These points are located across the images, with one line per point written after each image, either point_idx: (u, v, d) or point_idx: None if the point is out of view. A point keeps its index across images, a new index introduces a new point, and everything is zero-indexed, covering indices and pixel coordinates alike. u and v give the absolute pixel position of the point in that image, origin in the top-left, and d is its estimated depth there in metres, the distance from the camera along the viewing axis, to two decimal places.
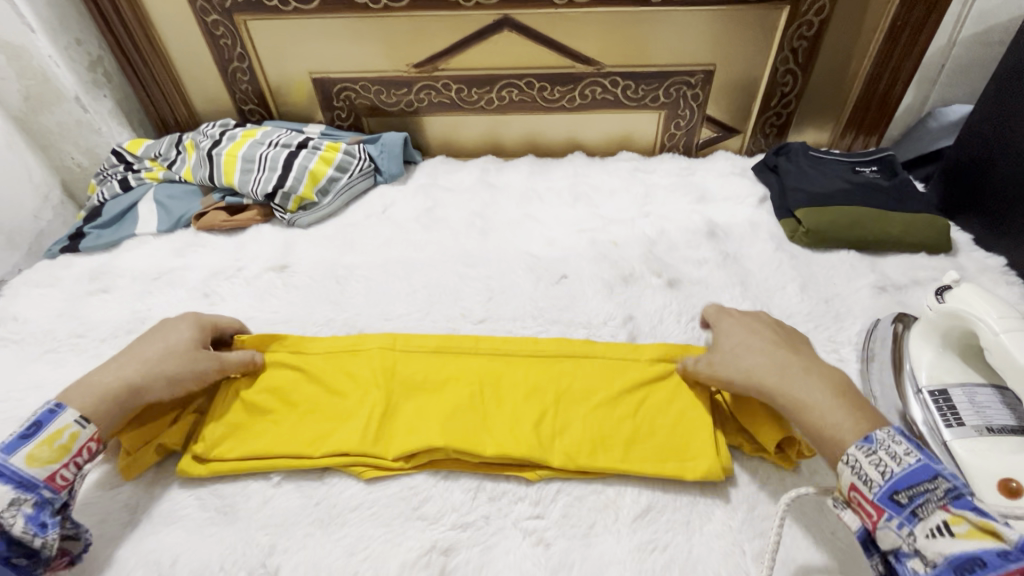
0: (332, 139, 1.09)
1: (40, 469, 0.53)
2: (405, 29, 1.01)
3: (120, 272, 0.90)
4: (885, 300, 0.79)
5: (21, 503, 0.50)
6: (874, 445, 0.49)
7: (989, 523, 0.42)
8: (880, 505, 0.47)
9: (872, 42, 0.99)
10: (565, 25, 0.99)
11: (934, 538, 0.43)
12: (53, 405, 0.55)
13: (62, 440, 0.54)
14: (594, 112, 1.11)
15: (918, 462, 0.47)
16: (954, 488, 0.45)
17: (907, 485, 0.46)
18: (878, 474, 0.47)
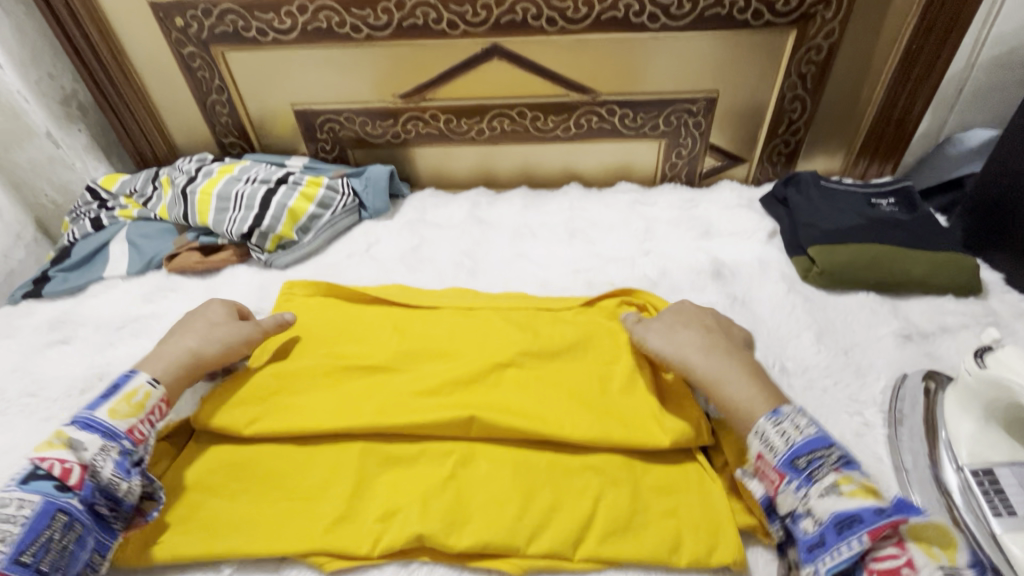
0: (315, 173, 1.03)
1: (121, 421, 0.57)
2: (391, 59, 0.96)
3: (84, 321, 0.84)
4: (911, 351, 0.72)
5: (108, 450, 0.55)
6: (781, 417, 0.54)
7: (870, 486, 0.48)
8: (782, 471, 0.52)
9: (886, 66, 0.93)
10: (558, 52, 0.94)
11: (825, 497, 0.49)
12: (131, 372, 0.61)
13: (137, 398, 0.59)
14: (591, 142, 1.05)
15: (815, 433, 0.52)
16: (845, 456, 0.51)
17: (806, 452, 0.51)
18: (783, 443, 0.52)
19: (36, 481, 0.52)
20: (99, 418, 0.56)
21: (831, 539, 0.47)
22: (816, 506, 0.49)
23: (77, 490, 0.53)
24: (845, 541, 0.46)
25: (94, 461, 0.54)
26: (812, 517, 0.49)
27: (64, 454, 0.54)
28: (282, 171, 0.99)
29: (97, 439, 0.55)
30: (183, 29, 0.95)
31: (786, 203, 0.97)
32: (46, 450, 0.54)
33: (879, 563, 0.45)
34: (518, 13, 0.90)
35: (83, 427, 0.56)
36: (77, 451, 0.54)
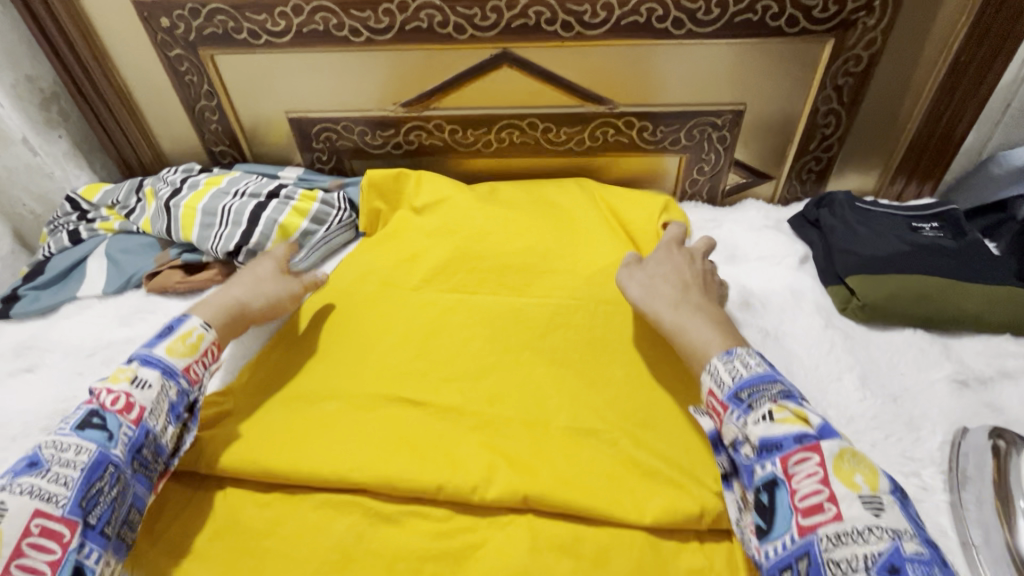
0: (309, 186, 0.96)
1: (178, 360, 0.61)
2: (392, 66, 0.89)
3: (53, 346, 0.77)
4: (969, 400, 0.64)
5: (167, 388, 0.59)
6: (732, 357, 0.57)
7: (804, 414, 0.51)
8: (725, 403, 0.54)
9: (930, 79, 0.86)
10: (573, 60, 0.87)
11: (760, 422, 0.51)
12: (182, 315, 0.66)
13: (192, 339, 0.63)
14: (606, 156, 0.98)
15: (763, 370, 0.55)
16: (787, 390, 0.54)
17: (750, 385, 0.54)
18: (729, 377, 0.55)
19: (100, 419, 0.55)
20: (157, 356, 0.60)
21: (760, 459, 0.51)
22: (750, 431, 0.52)
23: (133, 431, 0.55)
24: (769, 463, 0.50)
25: (153, 402, 0.57)
26: (749, 443, 0.52)
27: (126, 390, 0.57)
28: (274, 183, 0.92)
29: (159, 376, 0.59)
30: (168, 31, 0.88)
31: (817, 224, 0.89)
32: (106, 385, 0.57)
33: (803, 489, 0.48)
34: (530, 16, 0.82)
35: (142, 365, 0.59)
36: (135, 391, 0.57)
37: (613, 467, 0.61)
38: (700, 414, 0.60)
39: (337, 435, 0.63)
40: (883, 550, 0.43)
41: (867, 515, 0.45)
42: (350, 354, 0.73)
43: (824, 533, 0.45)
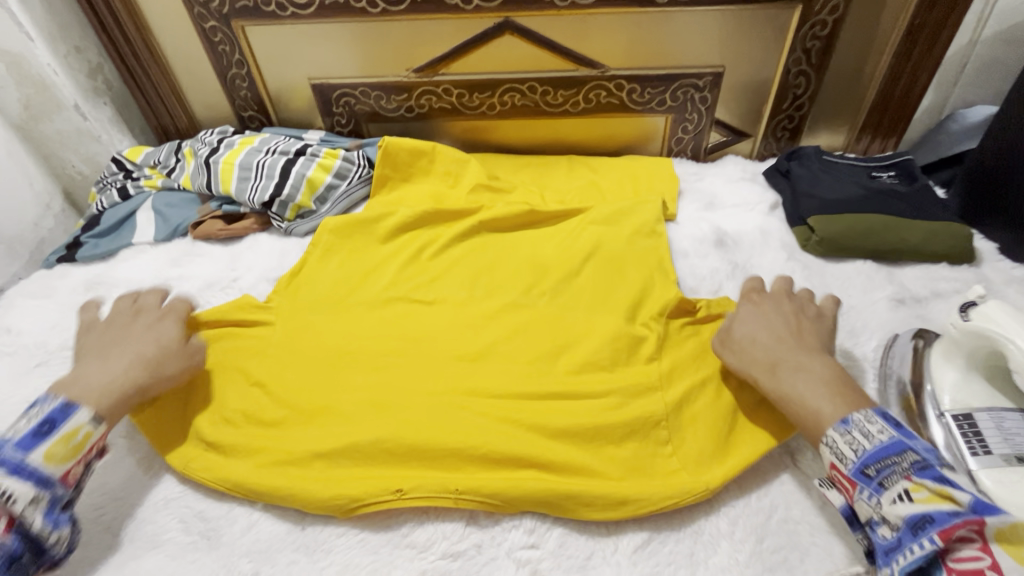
0: (331, 146, 1.06)
1: (57, 467, 0.55)
2: (407, 34, 0.99)
3: (117, 283, 0.90)
4: (903, 314, 0.76)
5: (40, 500, 0.54)
6: (849, 427, 0.54)
7: (947, 489, 0.47)
8: (852, 479, 0.53)
9: (890, 41, 0.95)
10: (568, 28, 0.97)
11: (896, 503, 0.49)
12: (64, 405, 0.59)
13: (77, 439, 0.57)
14: (599, 116, 1.08)
15: (890, 438, 0.52)
16: (920, 460, 0.50)
17: (876, 460, 0.51)
18: (852, 453, 0.53)
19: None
20: (33, 464, 0.54)
21: (906, 540, 0.47)
22: (887, 511, 0.49)
23: (4, 542, 0.51)
24: (918, 543, 0.46)
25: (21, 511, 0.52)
26: (888, 524, 0.49)
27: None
28: (301, 143, 1.02)
29: (31, 488, 0.53)
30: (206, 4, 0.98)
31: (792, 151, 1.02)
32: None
33: (962, 563, 0.45)
34: None
35: (9, 474, 0.53)
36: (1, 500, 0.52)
37: (608, 356, 0.71)
38: (824, 487, 0.57)
39: (348, 377, 0.71)
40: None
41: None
42: (365, 293, 0.82)
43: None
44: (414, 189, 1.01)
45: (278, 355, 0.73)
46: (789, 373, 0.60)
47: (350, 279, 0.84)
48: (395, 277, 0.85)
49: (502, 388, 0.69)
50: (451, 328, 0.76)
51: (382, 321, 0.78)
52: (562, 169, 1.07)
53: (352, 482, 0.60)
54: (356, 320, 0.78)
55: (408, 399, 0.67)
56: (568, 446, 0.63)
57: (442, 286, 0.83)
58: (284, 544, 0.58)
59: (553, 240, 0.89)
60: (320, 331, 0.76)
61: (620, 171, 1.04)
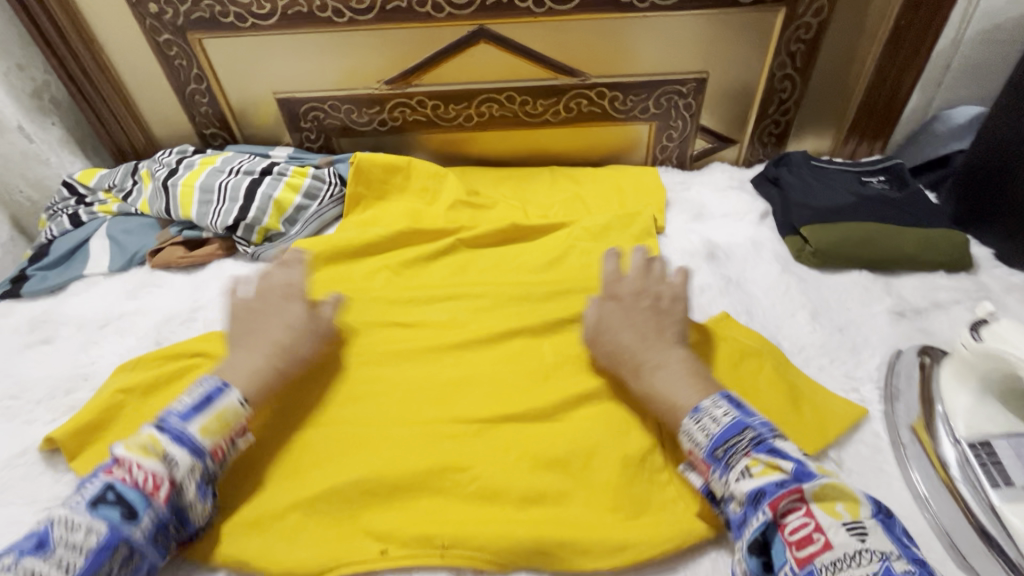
0: (300, 163, 1.01)
1: (209, 441, 0.55)
2: (378, 44, 0.94)
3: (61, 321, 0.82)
4: (904, 328, 0.73)
5: (194, 470, 0.53)
6: (700, 413, 0.55)
7: (775, 460, 0.50)
8: (706, 461, 0.53)
9: (875, 42, 0.93)
10: (546, 35, 0.93)
11: (741, 480, 0.50)
12: (220, 385, 0.59)
13: (226, 417, 0.57)
14: (582, 125, 1.04)
15: (732, 420, 0.54)
16: (757, 436, 0.52)
17: (723, 441, 0.52)
18: (703, 436, 0.54)
19: (117, 494, 0.50)
20: (189, 434, 0.54)
21: (749, 512, 0.48)
22: (737, 488, 0.50)
23: (161, 509, 0.51)
24: (757, 515, 0.47)
25: (182, 481, 0.52)
26: (736, 500, 0.50)
27: (151, 466, 0.51)
28: (266, 161, 0.96)
29: (189, 457, 0.53)
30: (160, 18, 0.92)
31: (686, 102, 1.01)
32: (132, 459, 0.51)
33: (796, 534, 0.46)
34: None
35: (173, 441, 0.53)
36: (163, 467, 0.51)
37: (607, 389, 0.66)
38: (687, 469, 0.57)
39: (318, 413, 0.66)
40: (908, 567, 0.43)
41: (851, 541, 0.45)
42: (345, 317, 0.76)
43: (820, 563, 0.44)
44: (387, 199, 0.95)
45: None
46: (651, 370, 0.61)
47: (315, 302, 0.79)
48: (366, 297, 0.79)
49: (486, 421, 0.64)
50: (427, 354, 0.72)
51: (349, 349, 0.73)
52: (543, 181, 1.03)
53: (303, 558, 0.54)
54: (319, 347, 0.73)
55: (370, 447, 0.62)
56: (567, 491, 0.58)
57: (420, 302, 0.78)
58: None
59: (540, 255, 0.85)
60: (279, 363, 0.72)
61: (604, 183, 1.00)
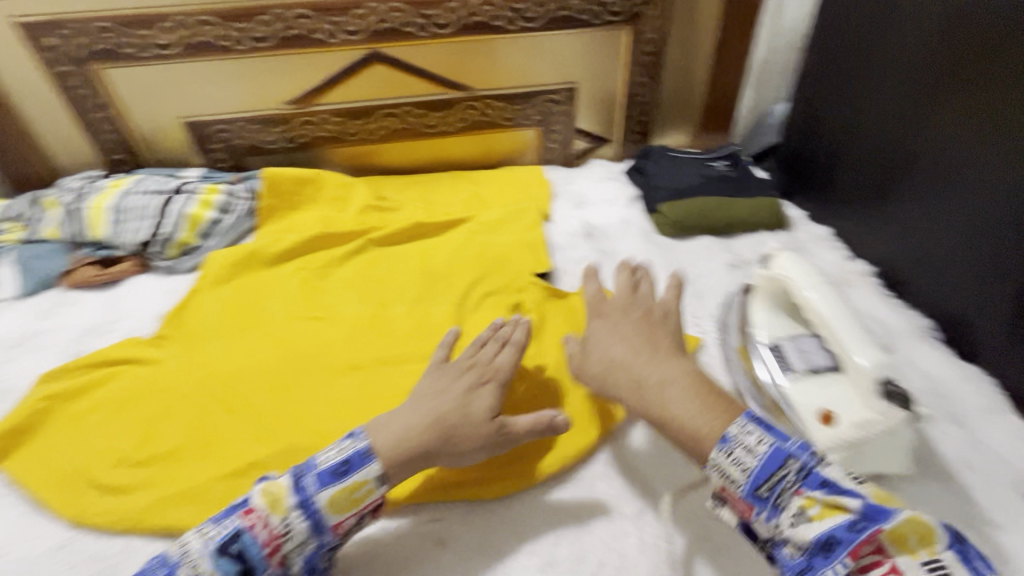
0: (212, 180, 1.22)
1: (338, 493, 0.71)
2: (288, 60, 1.15)
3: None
4: (736, 275, 1.05)
5: (302, 483, 0.71)
6: (729, 445, 0.67)
7: (843, 499, 0.59)
8: (749, 502, 0.64)
9: (704, 52, 1.24)
10: (424, 55, 1.17)
11: (796, 525, 0.60)
12: (366, 454, 0.74)
13: (358, 492, 0.72)
14: (479, 130, 1.30)
15: (770, 449, 0.65)
16: (802, 466, 0.63)
17: (768, 478, 0.63)
18: (740, 474, 0.65)
19: (240, 544, 0.67)
20: (325, 470, 0.72)
21: (816, 559, 0.58)
22: (795, 530, 0.60)
23: (271, 572, 0.67)
24: (829, 563, 0.57)
25: (291, 482, 0.72)
26: (793, 544, 0.60)
27: (275, 526, 0.68)
28: (177, 180, 1.18)
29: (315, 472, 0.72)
30: (74, 54, 1.10)
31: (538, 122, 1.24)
32: (263, 512, 0.69)
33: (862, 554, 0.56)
34: (392, 21, 1.12)
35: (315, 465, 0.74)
36: (282, 530, 0.68)
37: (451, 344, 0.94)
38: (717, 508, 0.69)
39: (225, 391, 0.93)
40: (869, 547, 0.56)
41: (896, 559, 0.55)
42: (244, 320, 1.03)
43: None
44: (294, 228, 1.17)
45: (147, 396, 0.93)
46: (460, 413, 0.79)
47: (218, 324, 1.02)
48: (268, 317, 1.03)
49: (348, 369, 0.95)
50: (308, 337, 1.00)
51: (245, 344, 0.99)
52: (446, 185, 1.30)
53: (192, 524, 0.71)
54: (222, 356, 0.97)
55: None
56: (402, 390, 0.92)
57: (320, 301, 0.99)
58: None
59: (445, 247, 1.12)
60: (184, 370, 0.96)
61: (493, 180, 1.30)
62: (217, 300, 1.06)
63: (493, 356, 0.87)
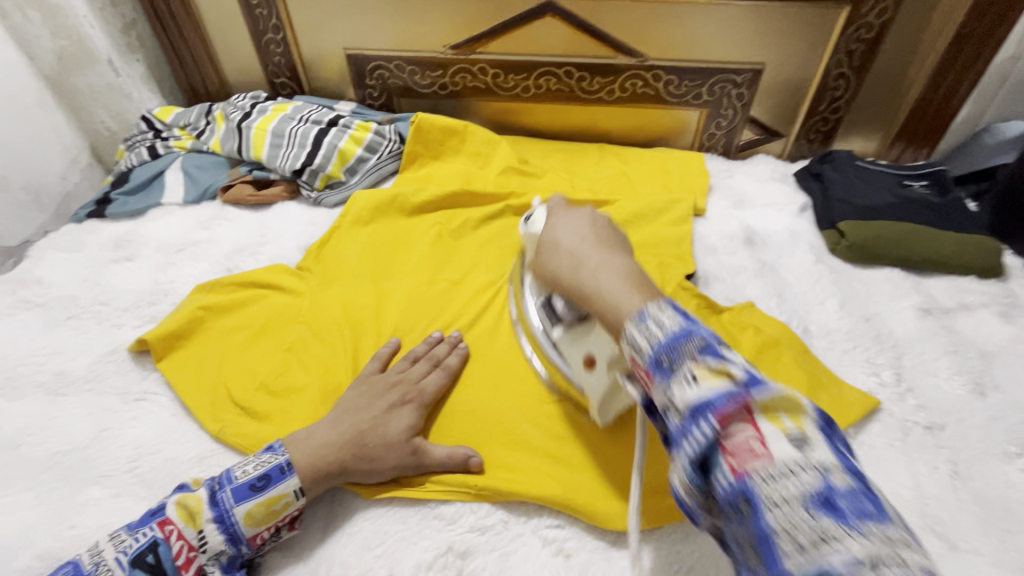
0: (581, 125, 1.10)
1: (251, 527, 0.52)
2: (747, 24, 0.94)
3: (297, 215, 0.93)
4: None
5: (223, 552, 0.52)
6: (644, 317, 0.42)
7: (724, 365, 0.39)
8: (648, 369, 0.41)
9: None
10: (916, 15, 0.91)
11: (683, 385, 0.39)
12: (281, 466, 0.55)
13: (277, 506, 0.53)
14: (935, 123, 1.01)
15: (677, 325, 0.41)
16: (706, 341, 0.40)
17: (669, 347, 0.40)
18: (646, 341, 0.41)
19: (154, 558, 0.49)
20: (235, 517, 0.52)
21: (688, 425, 0.38)
22: (676, 396, 0.39)
23: None
24: (698, 428, 0.37)
25: (208, 547, 0.51)
26: (674, 407, 0.39)
27: (191, 538, 0.51)
28: (548, 111, 1.09)
29: (222, 542, 0.52)
30: None
31: None
32: (178, 525, 0.51)
33: (731, 440, 0.37)
34: None
35: (219, 517, 0.52)
36: (197, 543, 0.51)
37: (863, 385, 0.69)
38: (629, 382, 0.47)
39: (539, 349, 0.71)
40: (675, 328, 0.41)
41: (793, 451, 0.36)
42: None
43: (753, 471, 0.35)
44: (633, 181, 1.00)
45: (404, 317, 0.76)
46: (592, 273, 0.49)
47: (499, 260, 0.84)
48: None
49: None
50: None
51: None
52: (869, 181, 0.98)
53: (329, 473, 0.56)
54: None
55: (379, 395, 0.61)
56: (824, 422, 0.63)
57: (690, 269, 0.82)
58: (485, 506, 0.58)
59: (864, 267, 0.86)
60: (465, 305, 0.77)
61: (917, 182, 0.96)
62: None
63: (422, 376, 0.65)
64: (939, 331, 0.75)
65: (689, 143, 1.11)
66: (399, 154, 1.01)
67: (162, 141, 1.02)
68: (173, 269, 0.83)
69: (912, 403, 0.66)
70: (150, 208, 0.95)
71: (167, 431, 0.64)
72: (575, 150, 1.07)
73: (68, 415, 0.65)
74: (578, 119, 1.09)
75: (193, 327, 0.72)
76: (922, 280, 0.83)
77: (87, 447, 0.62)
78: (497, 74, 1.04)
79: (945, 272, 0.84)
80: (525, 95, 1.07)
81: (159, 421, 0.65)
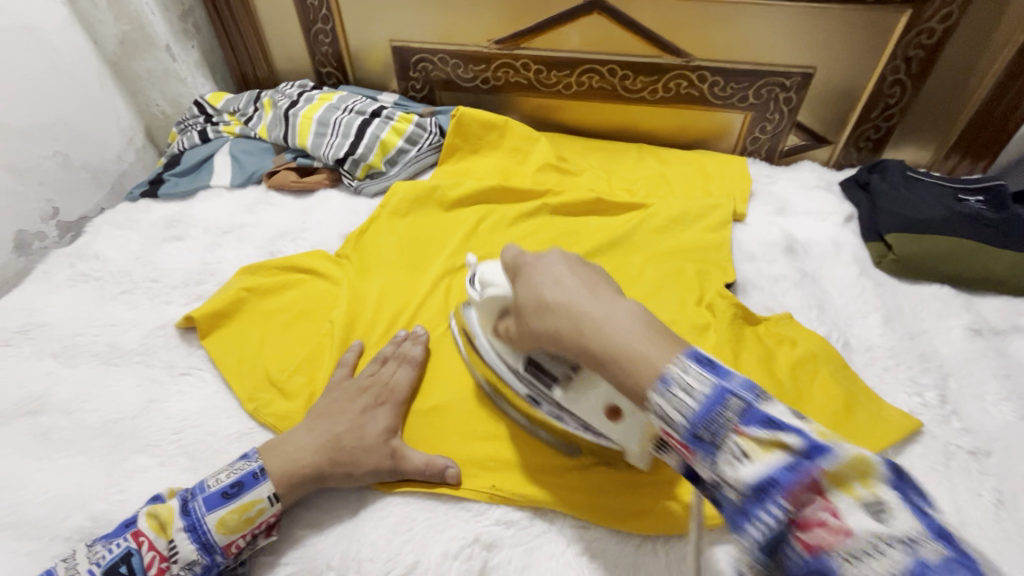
0: (621, 124, 1.09)
1: (224, 535, 0.53)
2: (799, 26, 0.92)
3: (338, 203, 0.95)
4: None
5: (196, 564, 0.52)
6: (669, 384, 0.40)
7: (775, 434, 0.37)
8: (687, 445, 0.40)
9: None
10: (982, 23, 0.87)
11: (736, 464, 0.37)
12: (255, 471, 0.56)
13: (251, 512, 0.54)
14: (995, 136, 0.96)
15: (713, 387, 0.39)
16: (743, 401, 0.38)
17: (700, 417, 0.38)
18: (676, 415, 0.39)
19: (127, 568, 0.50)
20: (207, 525, 0.52)
21: (752, 507, 0.37)
22: (732, 477, 0.37)
23: None
24: (766, 511, 0.36)
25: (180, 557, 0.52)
26: (729, 488, 0.38)
27: (162, 548, 0.51)
28: (589, 109, 1.08)
29: (195, 552, 0.52)
30: None
31: None
32: (149, 535, 0.52)
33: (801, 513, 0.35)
34: None
35: (191, 526, 0.52)
36: (168, 553, 0.51)
37: (904, 405, 0.67)
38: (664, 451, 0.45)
39: None
40: (706, 391, 0.39)
41: (871, 523, 0.33)
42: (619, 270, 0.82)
43: (829, 548, 0.33)
44: (672, 184, 0.98)
45: (430, 316, 0.76)
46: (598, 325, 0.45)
47: None
48: None
49: (770, 381, 0.68)
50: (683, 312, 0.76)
51: None
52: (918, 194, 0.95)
53: (366, 456, 0.57)
54: None
55: (350, 398, 0.63)
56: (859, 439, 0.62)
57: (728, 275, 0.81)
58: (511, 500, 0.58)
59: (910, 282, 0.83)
60: None
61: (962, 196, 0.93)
62: (566, 234, 0.88)
63: (390, 374, 0.66)
64: (989, 354, 0.72)
65: (731, 147, 1.09)
66: (439, 146, 1.02)
67: (212, 125, 1.06)
68: (219, 251, 0.86)
69: (956, 426, 0.64)
70: (200, 190, 0.98)
71: (210, 406, 0.66)
72: (614, 149, 1.07)
73: (119, 385, 0.68)
74: (619, 117, 1.08)
75: (235, 307, 0.75)
76: (973, 299, 0.80)
77: (137, 416, 0.65)
78: (540, 70, 1.04)
79: (998, 292, 0.80)
80: (567, 92, 1.06)
81: (203, 396, 0.68)
